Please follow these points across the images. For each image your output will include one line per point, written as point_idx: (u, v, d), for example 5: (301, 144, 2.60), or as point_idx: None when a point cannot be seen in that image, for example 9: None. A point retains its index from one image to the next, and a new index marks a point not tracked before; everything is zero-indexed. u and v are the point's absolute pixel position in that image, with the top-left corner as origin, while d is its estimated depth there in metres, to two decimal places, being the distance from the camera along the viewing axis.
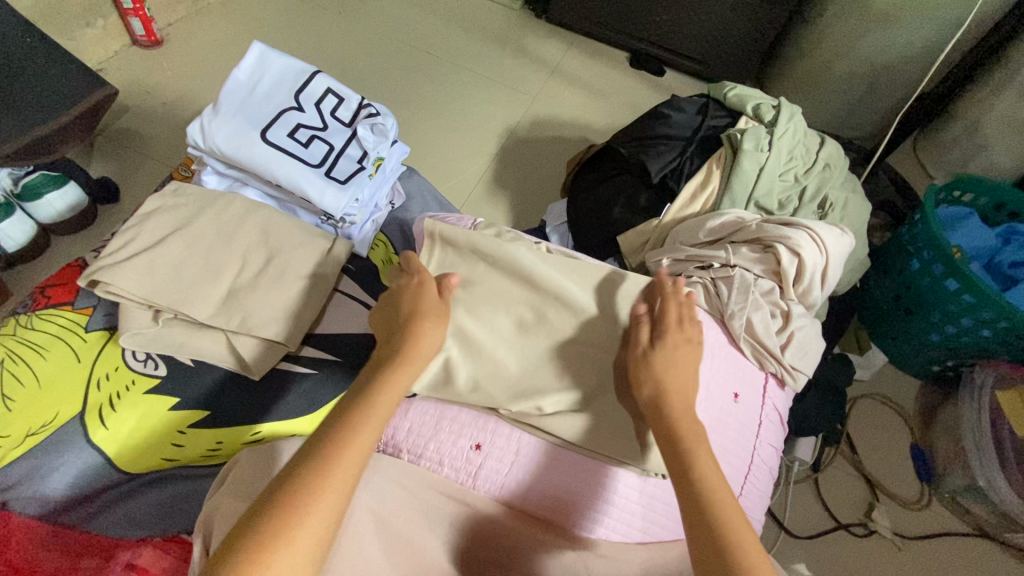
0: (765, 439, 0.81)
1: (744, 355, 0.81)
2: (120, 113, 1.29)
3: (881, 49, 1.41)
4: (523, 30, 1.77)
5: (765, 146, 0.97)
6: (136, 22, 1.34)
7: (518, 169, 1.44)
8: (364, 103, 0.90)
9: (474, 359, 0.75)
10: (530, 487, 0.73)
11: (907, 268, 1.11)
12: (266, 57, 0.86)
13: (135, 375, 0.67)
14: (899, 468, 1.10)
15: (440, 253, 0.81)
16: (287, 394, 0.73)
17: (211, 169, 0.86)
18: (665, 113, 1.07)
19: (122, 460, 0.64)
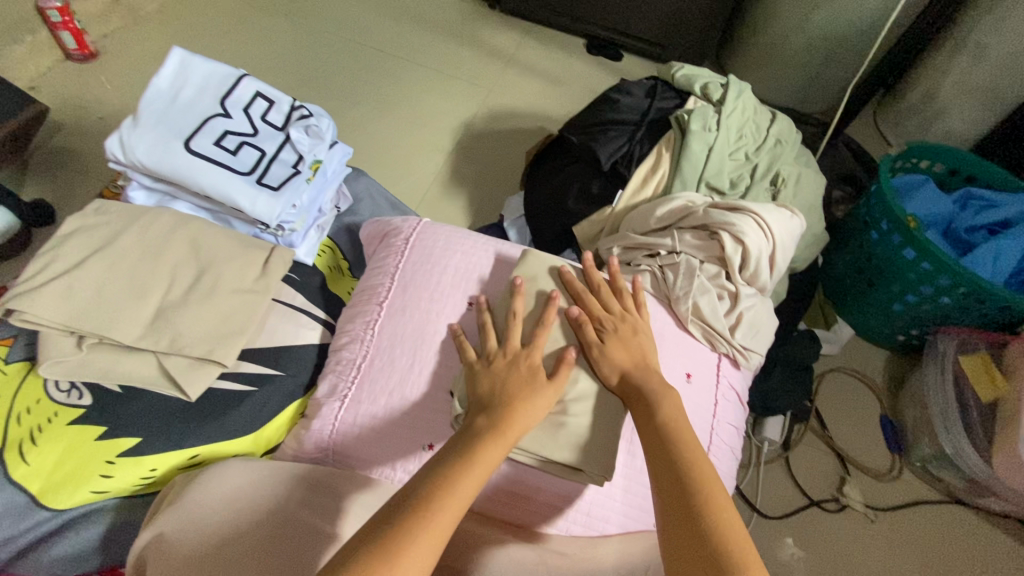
0: (723, 418, 0.78)
1: (694, 339, 0.80)
2: (54, 131, 1.24)
3: (833, 21, 1.41)
4: (476, 22, 1.74)
5: (713, 126, 0.96)
6: (67, 36, 1.30)
7: (476, 163, 1.41)
8: (296, 105, 0.87)
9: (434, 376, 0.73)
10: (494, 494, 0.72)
11: (867, 241, 1.11)
12: (189, 64, 0.83)
13: (58, 406, 0.63)
14: (871, 440, 1.10)
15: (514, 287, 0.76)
16: (227, 413, 0.69)
17: (137, 184, 0.82)
18: (614, 97, 1.05)
19: (49, 497, 0.60)
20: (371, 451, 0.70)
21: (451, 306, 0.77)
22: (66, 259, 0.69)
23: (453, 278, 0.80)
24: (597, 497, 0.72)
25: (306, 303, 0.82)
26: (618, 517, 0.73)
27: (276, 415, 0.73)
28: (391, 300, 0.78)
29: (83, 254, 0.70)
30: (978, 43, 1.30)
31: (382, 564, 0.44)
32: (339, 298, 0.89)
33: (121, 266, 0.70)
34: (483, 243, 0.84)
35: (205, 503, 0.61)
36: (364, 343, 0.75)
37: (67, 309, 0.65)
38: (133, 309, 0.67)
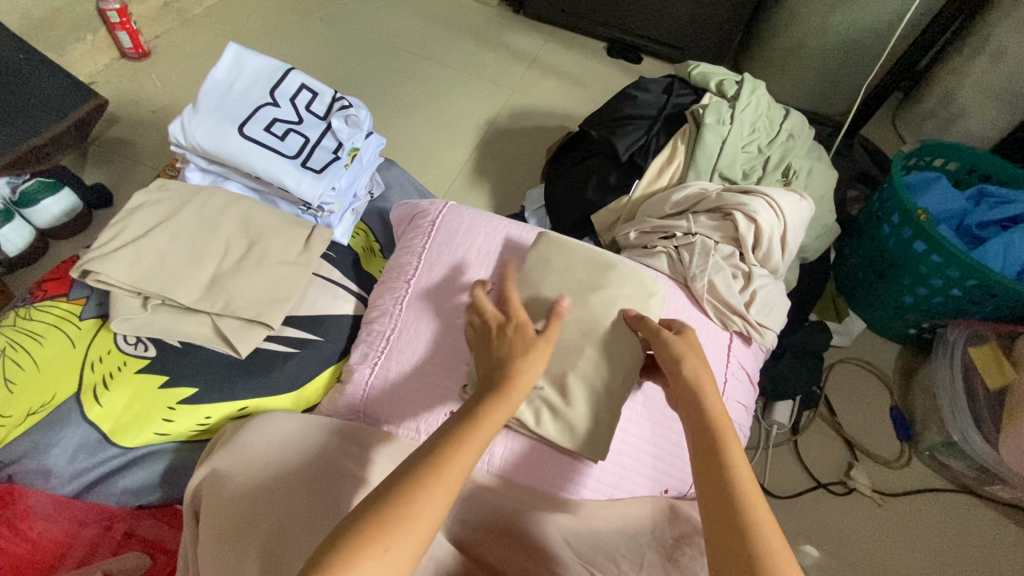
0: (732, 395, 0.82)
1: (707, 315, 0.84)
2: (111, 122, 1.34)
3: (850, 24, 1.45)
4: (502, 25, 1.81)
5: (727, 119, 1.00)
6: (124, 35, 1.40)
7: (499, 159, 1.48)
8: (337, 97, 0.94)
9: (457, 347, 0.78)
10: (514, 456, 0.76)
11: (879, 235, 1.14)
12: (242, 58, 0.91)
13: (127, 357, 0.71)
14: (880, 429, 1.13)
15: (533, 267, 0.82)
16: (272, 372, 0.76)
17: (194, 166, 0.90)
18: (632, 94, 1.11)
19: (118, 436, 0.68)
20: (401, 409, 0.76)
21: (477, 280, 0.83)
22: (134, 229, 0.77)
23: (478, 256, 0.86)
24: (608, 463, 0.78)
25: (342, 277, 0.88)
26: (627, 483, 0.78)
27: (314, 377, 0.80)
28: (422, 274, 0.84)
29: (148, 224, 0.78)
30: (995, 46, 1.32)
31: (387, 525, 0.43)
32: (372, 275, 0.96)
33: (181, 236, 0.78)
34: (506, 225, 0.90)
35: (254, 448, 0.67)
36: (396, 312, 0.82)
37: (135, 272, 0.72)
38: (192, 274, 0.75)
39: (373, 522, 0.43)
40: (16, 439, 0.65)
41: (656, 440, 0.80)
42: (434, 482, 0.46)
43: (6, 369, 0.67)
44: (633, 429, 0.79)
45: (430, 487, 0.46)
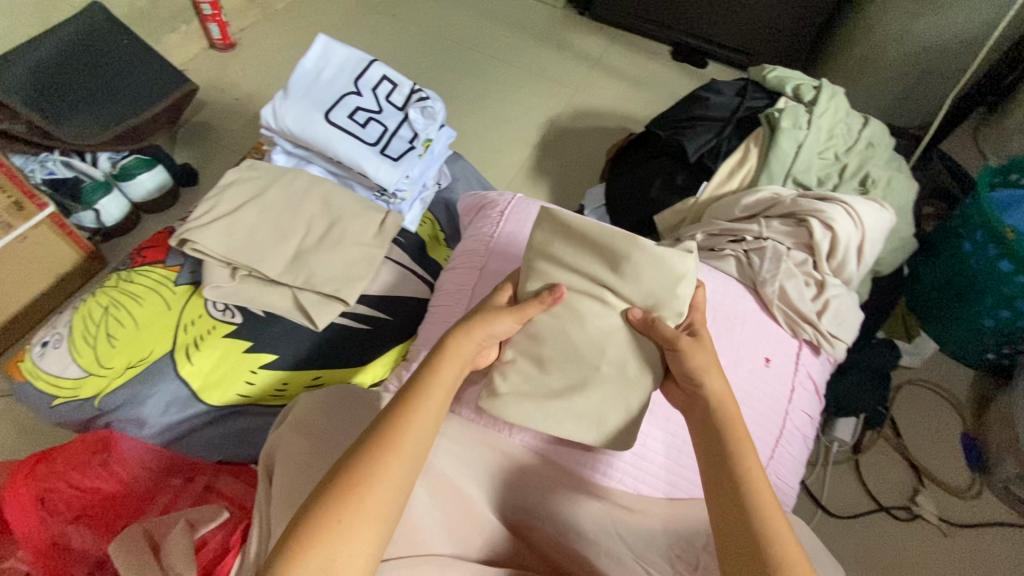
0: (799, 404, 0.80)
1: (777, 322, 0.82)
2: (199, 108, 1.43)
3: (935, 32, 1.39)
4: (566, 27, 1.83)
5: (804, 124, 0.98)
6: (214, 27, 1.50)
7: (559, 157, 1.49)
8: (415, 88, 0.98)
9: None
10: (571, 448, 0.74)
11: (959, 252, 1.08)
12: (330, 48, 0.95)
13: (216, 321, 0.76)
14: (949, 456, 1.07)
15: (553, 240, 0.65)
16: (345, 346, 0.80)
17: (280, 149, 0.95)
18: (703, 96, 1.10)
19: (206, 394, 0.74)
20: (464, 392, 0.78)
21: None
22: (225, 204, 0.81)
23: (511, 239, 0.88)
24: (664, 459, 0.75)
25: (410, 261, 0.91)
26: (684, 482, 0.74)
27: (381, 354, 0.83)
28: (490, 262, 0.86)
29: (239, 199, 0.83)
30: None
31: (334, 528, 0.44)
32: (436, 262, 0.99)
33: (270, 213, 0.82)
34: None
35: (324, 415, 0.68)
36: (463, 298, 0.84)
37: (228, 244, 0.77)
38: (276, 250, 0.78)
39: (325, 520, 0.45)
40: (117, 389, 0.72)
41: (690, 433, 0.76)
42: (367, 484, 0.46)
43: (109, 325, 0.73)
44: (668, 423, 0.77)
45: (354, 511, 0.45)
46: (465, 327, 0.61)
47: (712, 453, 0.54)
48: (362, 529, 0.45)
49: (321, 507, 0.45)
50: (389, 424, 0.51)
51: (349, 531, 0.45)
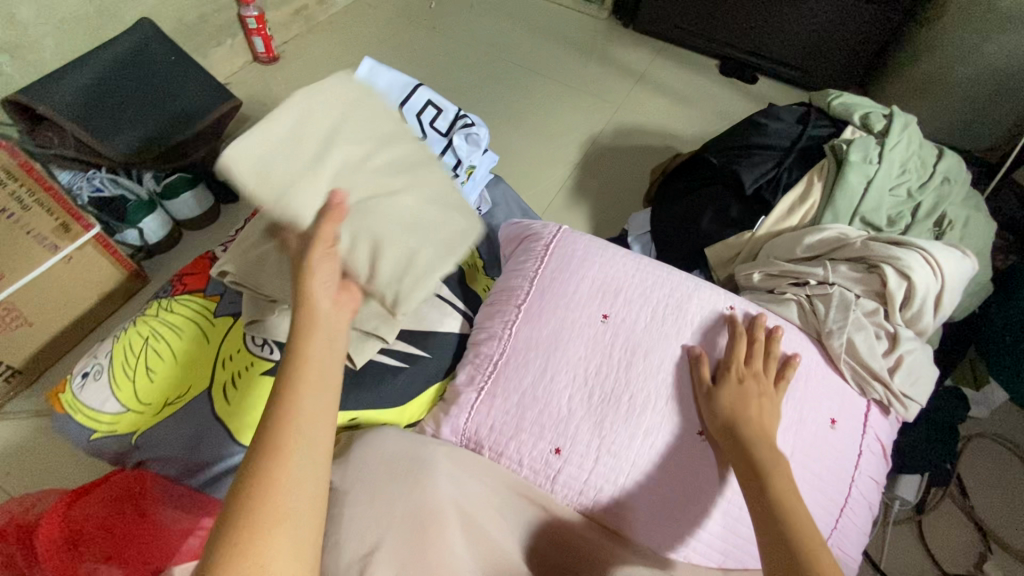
0: (864, 470, 0.74)
1: (842, 377, 0.76)
2: (241, 122, 1.43)
3: (1014, 52, 1.29)
4: (610, 40, 1.77)
5: (875, 158, 0.91)
6: (258, 41, 1.50)
7: (600, 177, 1.44)
8: (460, 114, 0.95)
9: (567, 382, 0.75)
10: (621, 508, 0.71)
11: None
12: (375, 72, 0.93)
13: (254, 357, 0.73)
14: (1021, 519, 0.98)
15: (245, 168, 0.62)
16: (383, 385, 0.78)
17: None
18: (761, 122, 1.03)
19: (242, 436, 0.70)
20: (505, 439, 0.74)
21: (589, 311, 0.81)
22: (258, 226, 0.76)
23: (574, 293, 0.82)
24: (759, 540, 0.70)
25: (449, 294, 0.88)
26: (742, 553, 0.70)
27: (420, 394, 0.80)
28: (536, 300, 0.82)
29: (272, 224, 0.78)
30: None
31: (254, 537, 0.40)
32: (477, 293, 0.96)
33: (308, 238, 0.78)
34: (622, 256, 0.87)
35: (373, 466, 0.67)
36: (505, 337, 0.80)
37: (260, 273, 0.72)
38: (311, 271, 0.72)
39: (239, 528, 0.41)
40: (153, 427, 0.71)
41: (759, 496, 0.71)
42: (277, 477, 0.43)
43: (149, 359, 0.72)
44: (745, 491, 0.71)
45: (272, 525, 0.41)
46: (314, 308, 0.53)
47: (762, 506, 0.55)
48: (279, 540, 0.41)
49: (235, 520, 0.41)
50: (267, 431, 0.45)
51: (274, 535, 0.41)
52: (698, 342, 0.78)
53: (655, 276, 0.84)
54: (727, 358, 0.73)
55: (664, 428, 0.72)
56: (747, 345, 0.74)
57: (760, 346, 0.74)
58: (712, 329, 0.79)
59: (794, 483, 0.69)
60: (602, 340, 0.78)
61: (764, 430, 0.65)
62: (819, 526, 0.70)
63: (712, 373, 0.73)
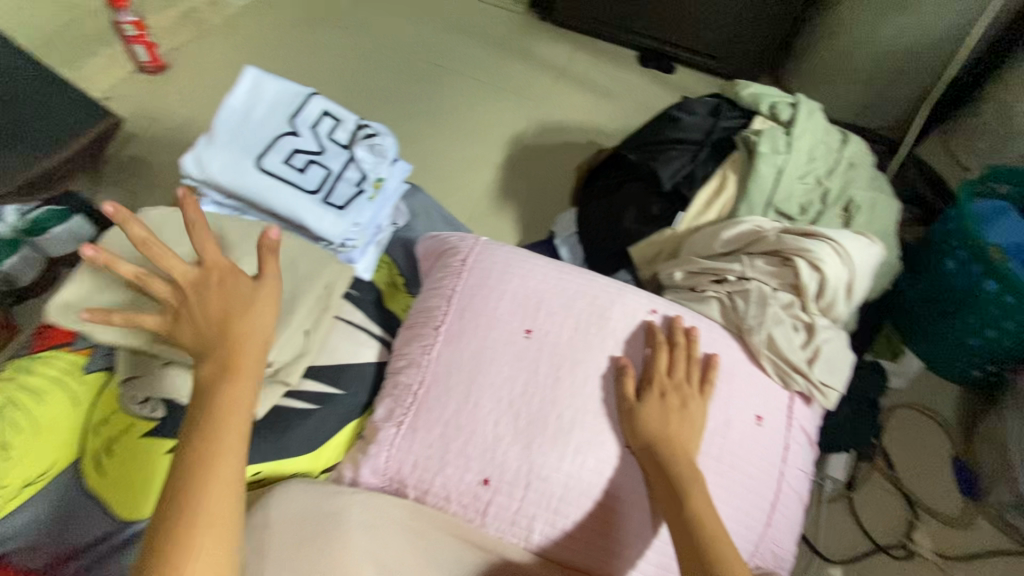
0: (793, 463, 0.75)
1: (766, 373, 0.77)
2: (126, 141, 1.29)
3: (906, 33, 1.35)
4: (527, 33, 1.73)
5: (784, 148, 0.92)
6: (140, 49, 1.36)
7: (526, 177, 1.41)
8: (361, 123, 0.88)
9: (492, 406, 0.71)
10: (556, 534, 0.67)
11: (942, 270, 1.04)
12: (260, 82, 0.84)
13: (137, 419, 0.64)
14: (940, 482, 1.04)
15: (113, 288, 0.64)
16: (291, 431, 0.71)
17: (209, 199, 0.83)
18: (676, 116, 1.02)
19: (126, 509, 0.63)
20: (430, 475, 0.69)
21: (510, 328, 0.76)
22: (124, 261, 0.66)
23: (498, 314, 0.77)
24: None
25: (365, 321, 0.82)
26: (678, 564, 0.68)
27: (335, 434, 0.74)
28: (455, 321, 0.77)
29: (142, 259, 0.68)
30: None
31: None
32: (397, 314, 0.90)
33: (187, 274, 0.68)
34: (543, 265, 0.83)
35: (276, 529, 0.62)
36: (424, 365, 0.75)
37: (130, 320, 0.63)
38: None
39: None
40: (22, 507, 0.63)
41: None
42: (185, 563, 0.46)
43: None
44: None
45: None
46: (208, 359, 0.56)
47: (685, 536, 0.56)
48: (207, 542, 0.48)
49: None
50: (177, 477, 0.50)
51: None
52: (624, 352, 0.75)
53: (576, 285, 0.80)
54: (649, 369, 0.72)
55: (596, 446, 0.69)
56: (669, 354, 0.73)
57: (681, 348, 0.73)
58: (636, 336, 0.77)
59: (722, 487, 0.69)
60: (534, 358, 0.74)
61: (684, 447, 0.65)
62: (751, 525, 0.70)
63: (636, 386, 0.71)
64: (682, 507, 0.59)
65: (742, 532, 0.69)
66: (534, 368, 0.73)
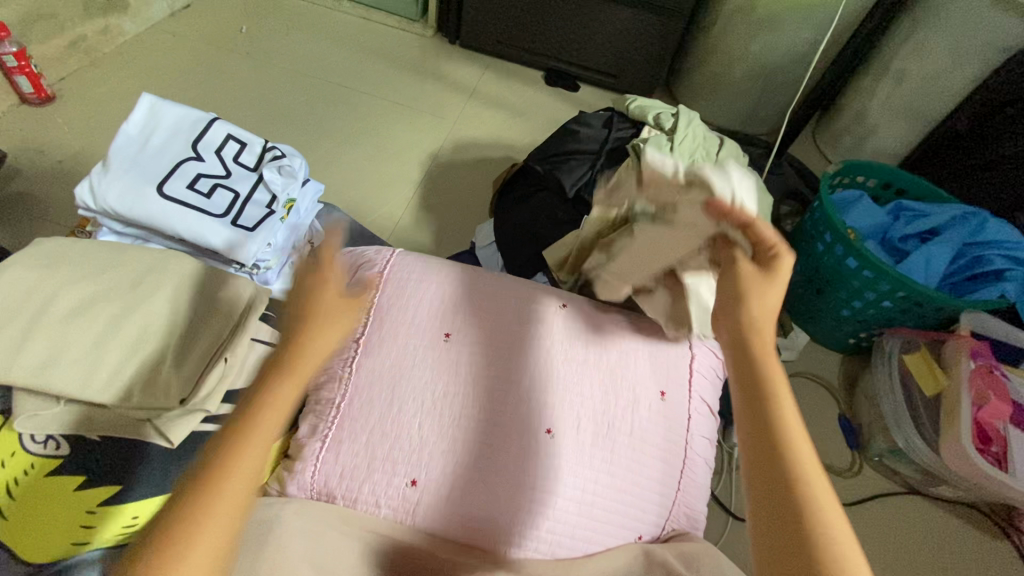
0: (697, 431, 0.83)
1: (667, 349, 0.85)
2: (10, 176, 1.21)
3: (771, 50, 1.54)
4: (438, 56, 1.80)
5: (668, 153, 1.03)
6: (23, 80, 1.28)
7: (445, 193, 1.45)
8: (268, 146, 0.89)
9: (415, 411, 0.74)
10: (485, 521, 0.69)
11: (814, 252, 1.19)
12: (158, 109, 0.84)
13: (35, 457, 0.63)
14: (831, 439, 1.17)
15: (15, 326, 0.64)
16: (209, 456, 0.69)
17: (107, 229, 0.81)
18: (574, 129, 1.11)
19: (27, 551, 0.61)
20: (357, 483, 0.70)
21: (430, 334, 0.80)
22: (18, 300, 0.66)
23: (414, 320, 0.81)
24: (612, 524, 0.73)
25: (286, 340, 0.83)
26: (601, 535, 0.73)
27: None
28: (373, 332, 0.79)
29: (29, 293, 0.67)
30: (898, 70, 1.44)
31: None
32: None
33: (82, 307, 0.67)
34: (456, 272, 0.88)
35: None
36: (345, 378, 0.76)
37: (20, 359, 0.62)
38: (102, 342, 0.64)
39: None
40: None
41: (617, 479, 0.75)
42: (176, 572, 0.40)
43: None
44: (598, 477, 0.74)
45: None
46: (324, 331, 0.54)
47: (761, 423, 0.48)
48: (215, 529, 0.43)
49: None
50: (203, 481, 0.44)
51: None
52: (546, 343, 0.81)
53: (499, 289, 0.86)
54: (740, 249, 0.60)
55: (517, 435, 0.73)
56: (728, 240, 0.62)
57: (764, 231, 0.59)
58: (557, 330, 0.82)
59: (635, 453, 0.76)
60: (457, 357, 0.78)
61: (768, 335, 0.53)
62: (663, 491, 0.78)
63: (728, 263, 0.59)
64: (760, 391, 0.49)
65: (655, 496, 0.77)
66: (456, 367, 0.77)
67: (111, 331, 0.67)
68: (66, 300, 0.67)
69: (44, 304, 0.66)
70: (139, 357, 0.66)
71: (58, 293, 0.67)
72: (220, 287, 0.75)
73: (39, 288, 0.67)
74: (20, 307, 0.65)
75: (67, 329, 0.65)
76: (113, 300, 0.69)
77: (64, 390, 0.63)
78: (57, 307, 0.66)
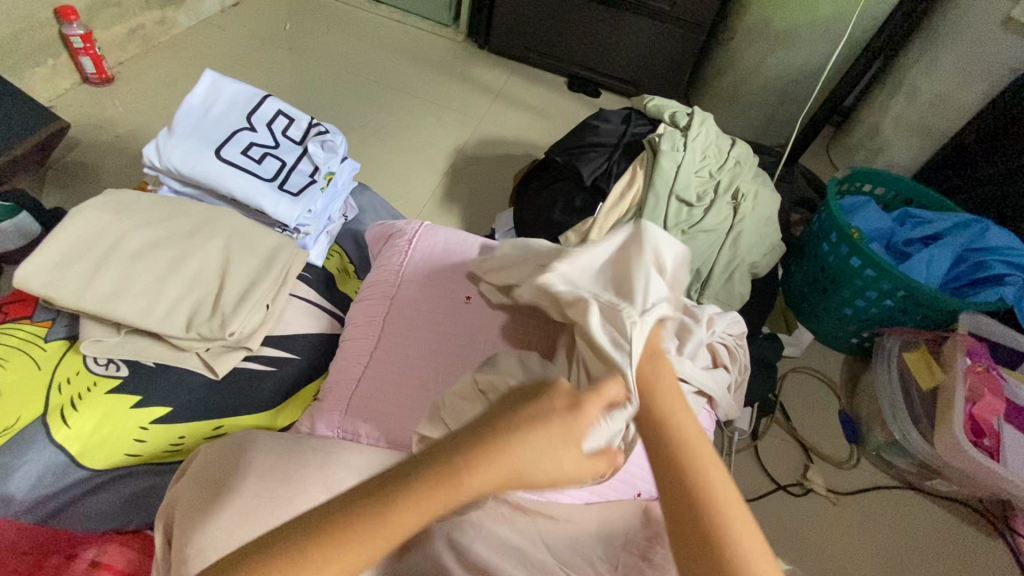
0: None
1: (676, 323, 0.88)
2: (71, 147, 1.32)
3: (787, 63, 1.60)
4: (467, 60, 1.90)
5: (681, 147, 1.09)
6: (87, 61, 1.39)
7: (468, 185, 1.53)
8: (313, 122, 0.97)
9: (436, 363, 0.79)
10: None
11: (820, 253, 1.23)
12: (218, 84, 0.93)
13: (98, 376, 0.70)
14: (831, 433, 1.20)
15: (86, 261, 0.72)
16: (250, 388, 0.77)
17: (168, 187, 0.90)
18: (594, 124, 1.18)
19: (87, 457, 0.69)
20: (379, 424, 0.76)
21: (453, 297, 0.85)
22: (92, 239, 0.74)
23: (439, 284, 0.87)
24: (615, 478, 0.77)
25: (319, 296, 0.90)
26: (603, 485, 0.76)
27: (293, 392, 0.82)
28: (401, 291, 0.86)
29: (98, 233, 0.74)
30: (910, 86, 1.49)
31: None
32: (345, 295, 0.97)
33: (145, 249, 0.75)
34: (481, 244, 0.94)
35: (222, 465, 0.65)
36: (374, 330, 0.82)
37: (90, 289, 0.70)
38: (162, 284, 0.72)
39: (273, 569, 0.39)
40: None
41: None
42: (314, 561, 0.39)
43: None
44: None
45: None
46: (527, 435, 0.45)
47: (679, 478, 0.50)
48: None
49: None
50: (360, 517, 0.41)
51: None
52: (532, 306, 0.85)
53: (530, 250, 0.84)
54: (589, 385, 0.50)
55: None
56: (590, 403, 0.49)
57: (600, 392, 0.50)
58: None
59: None
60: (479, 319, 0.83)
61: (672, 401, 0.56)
62: None
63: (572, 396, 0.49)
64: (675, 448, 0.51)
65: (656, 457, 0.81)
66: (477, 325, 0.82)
67: (169, 271, 0.74)
68: (132, 241, 0.75)
69: (113, 244, 0.74)
70: (194, 296, 0.74)
71: (125, 235, 0.75)
72: (267, 241, 0.81)
73: (109, 229, 0.75)
74: (93, 244, 0.73)
75: (132, 267, 0.73)
76: (172, 244, 0.76)
77: (126, 321, 0.70)
78: (124, 247, 0.74)
